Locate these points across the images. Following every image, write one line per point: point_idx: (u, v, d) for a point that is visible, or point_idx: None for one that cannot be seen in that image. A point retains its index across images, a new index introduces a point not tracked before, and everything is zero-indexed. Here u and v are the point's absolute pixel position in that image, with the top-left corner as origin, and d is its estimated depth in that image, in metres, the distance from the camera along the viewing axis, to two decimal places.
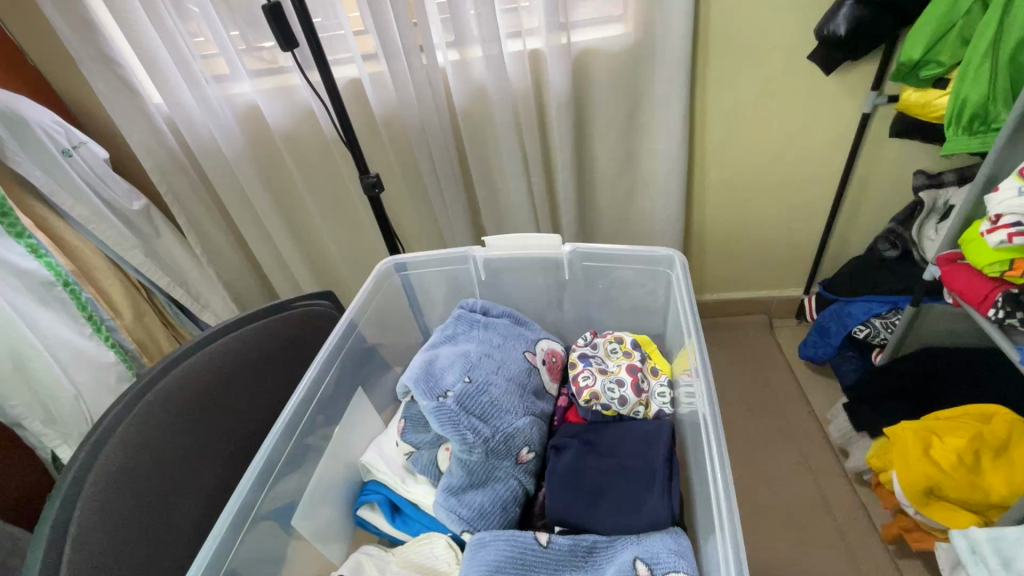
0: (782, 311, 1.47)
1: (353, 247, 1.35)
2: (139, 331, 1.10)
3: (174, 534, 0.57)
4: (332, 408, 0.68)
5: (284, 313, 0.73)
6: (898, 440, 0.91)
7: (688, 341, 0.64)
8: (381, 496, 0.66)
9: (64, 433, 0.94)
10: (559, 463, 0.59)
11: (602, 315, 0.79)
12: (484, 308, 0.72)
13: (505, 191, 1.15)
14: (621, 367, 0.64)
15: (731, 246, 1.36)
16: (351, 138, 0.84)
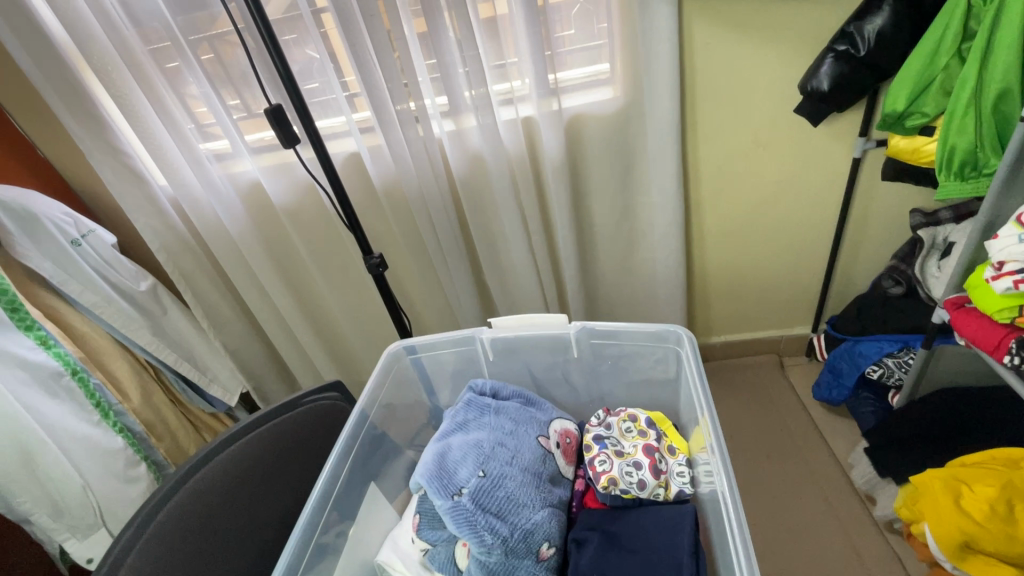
0: (792, 349, 1.45)
1: (359, 313, 1.35)
2: (147, 412, 1.08)
3: None
4: (347, 504, 0.68)
5: (296, 408, 0.72)
6: (927, 490, 0.89)
7: (703, 418, 0.66)
8: None
9: (71, 525, 0.92)
10: (580, 560, 0.61)
11: (612, 390, 0.82)
12: (495, 392, 0.76)
13: (506, 250, 1.16)
14: (638, 448, 0.68)
15: (735, 290, 1.36)
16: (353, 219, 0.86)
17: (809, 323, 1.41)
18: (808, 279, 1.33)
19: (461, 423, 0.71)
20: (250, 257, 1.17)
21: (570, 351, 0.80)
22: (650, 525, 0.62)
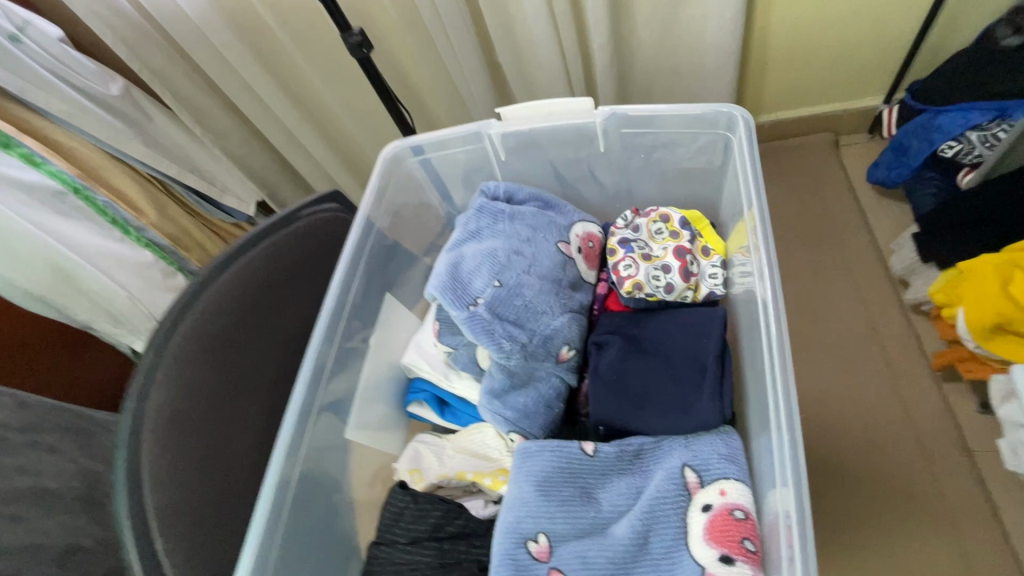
0: (849, 128, 1.27)
1: (360, 113, 1.22)
2: (167, 226, 1.05)
3: (236, 458, 0.61)
4: (366, 312, 0.69)
5: (294, 222, 0.70)
6: (974, 275, 0.84)
7: (745, 211, 0.59)
8: (426, 393, 0.71)
9: (130, 326, 0.98)
10: (601, 362, 0.63)
11: (644, 184, 0.73)
12: (509, 196, 0.71)
13: (521, 13, 0.94)
14: (668, 250, 0.65)
15: (795, 60, 1.13)
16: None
17: (882, 95, 1.19)
18: (893, 37, 1.07)
19: (481, 232, 0.67)
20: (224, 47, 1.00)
21: (597, 143, 0.70)
22: (685, 334, 0.62)
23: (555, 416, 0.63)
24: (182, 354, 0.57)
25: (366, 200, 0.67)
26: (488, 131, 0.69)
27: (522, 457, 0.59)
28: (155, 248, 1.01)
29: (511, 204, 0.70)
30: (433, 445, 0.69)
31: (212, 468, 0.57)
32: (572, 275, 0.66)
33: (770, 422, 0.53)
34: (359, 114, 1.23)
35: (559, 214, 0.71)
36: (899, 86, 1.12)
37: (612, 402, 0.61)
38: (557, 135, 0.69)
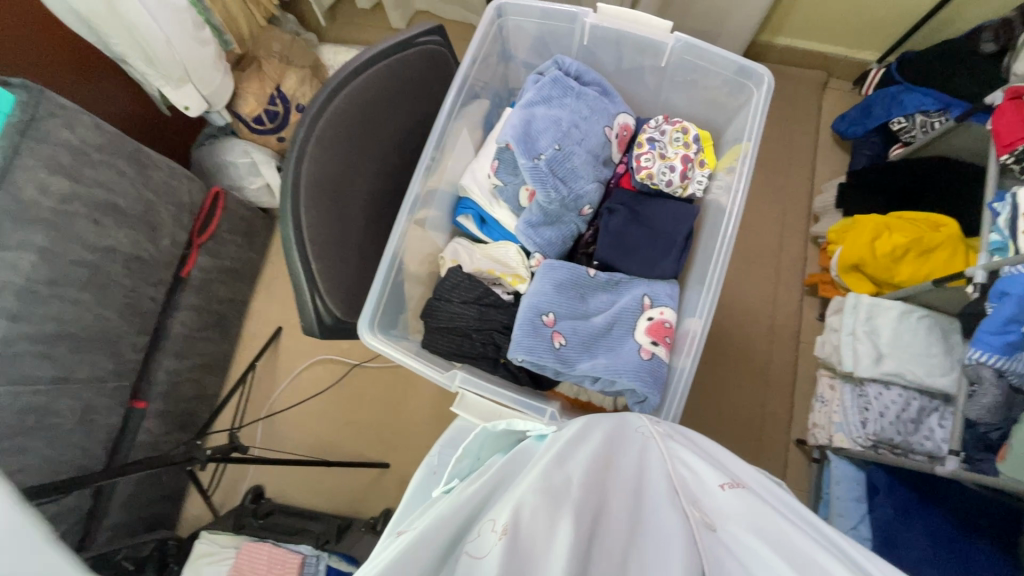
0: (843, 73, 1.57)
1: (463, 44, 1.66)
2: (230, 255, 1.37)
3: (207, 323, 1.33)
4: (444, 199, 0.87)
5: (408, 48, 0.75)
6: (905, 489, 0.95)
7: (745, 141, 0.74)
8: (473, 210, 0.88)
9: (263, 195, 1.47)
10: (534, 343, 0.70)
11: (678, 100, 0.83)
12: (577, 76, 0.80)
13: (826, 352, 1.26)
14: (678, 155, 0.79)
15: (791, 45, 1.52)
16: (655, 96, 0.84)
17: (879, 53, 1.47)
18: (892, 24, 1.38)
19: (566, 176, 0.77)
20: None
21: (659, 59, 0.78)
22: (632, 329, 0.73)
23: (557, 251, 0.82)
24: (207, 254, 1.28)
25: (550, 137, 0.77)
26: (680, 249, 0.77)
27: (526, 227, 0.80)
28: (263, 155, 1.41)
29: (556, 231, 0.80)
30: (466, 248, 0.86)
31: (242, 289, 1.46)
32: (608, 286, 0.77)
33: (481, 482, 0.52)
34: (412, 5, 1.66)
35: (623, 287, 0.77)
36: (894, 51, 1.42)
37: (522, 335, 0.71)
38: (632, 60, 0.81)
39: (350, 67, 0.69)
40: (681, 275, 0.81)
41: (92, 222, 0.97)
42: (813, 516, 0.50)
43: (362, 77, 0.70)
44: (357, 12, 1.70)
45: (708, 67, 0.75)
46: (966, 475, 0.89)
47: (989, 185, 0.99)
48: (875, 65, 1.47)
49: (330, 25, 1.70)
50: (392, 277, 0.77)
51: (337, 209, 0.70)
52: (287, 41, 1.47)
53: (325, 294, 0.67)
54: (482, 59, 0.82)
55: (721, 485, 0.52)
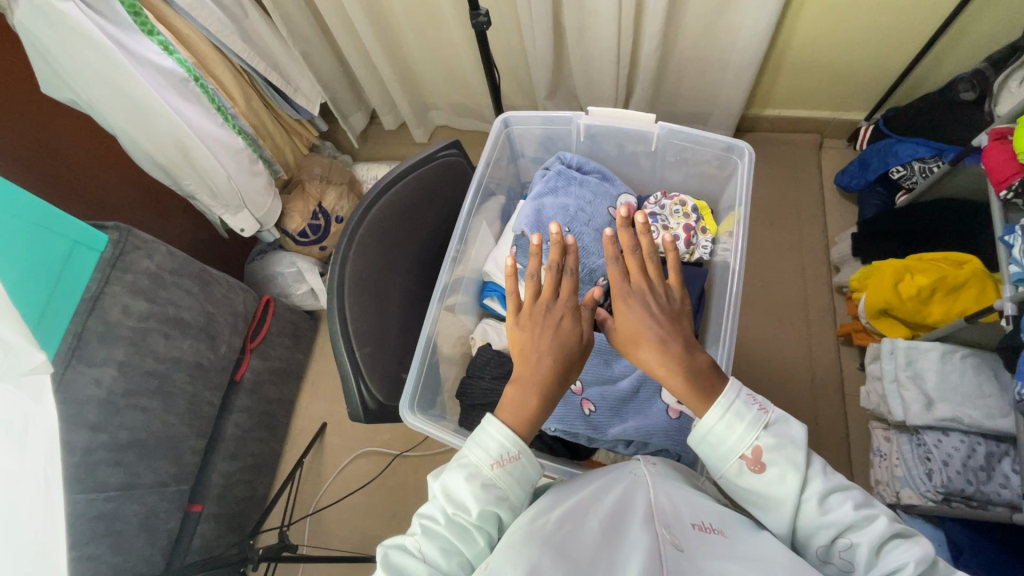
0: (836, 133, 1.66)
1: (478, 150, 1.85)
2: (278, 356, 1.47)
3: (257, 422, 1.41)
4: (470, 286, 0.95)
5: (430, 161, 0.87)
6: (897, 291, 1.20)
7: (738, 207, 0.81)
8: (498, 293, 0.95)
9: (308, 298, 1.60)
10: (565, 411, 0.73)
11: (673, 176, 0.91)
12: (578, 167, 0.91)
13: (872, 401, 1.22)
14: (680, 224, 0.86)
15: (781, 115, 1.64)
16: (651, 175, 0.93)
17: (865, 112, 1.57)
18: (872, 86, 1.48)
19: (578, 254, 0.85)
20: (370, 47, 1.51)
21: (649, 145, 0.87)
22: (658, 390, 0.76)
23: None
24: (257, 357, 1.38)
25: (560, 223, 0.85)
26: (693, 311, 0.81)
27: None
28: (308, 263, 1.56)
29: None
30: (495, 329, 0.93)
31: (288, 388, 1.55)
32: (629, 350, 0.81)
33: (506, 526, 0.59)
34: (432, 123, 1.89)
35: None
36: (878, 109, 1.51)
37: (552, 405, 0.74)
38: (625, 148, 0.90)
39: (382, 182, 0.81)
40: (700, 334, 0.84)
41: (163, 336, 1.09)
42: (786, 564, 0.48)
43: (392, 190, 0.82)
44: (385, 134, 1.94)
45: (695, 146, 0.84)
46: None
47: (996, 220, 1.01)
48: (863, 122, 1.56)
49: (362, 147, 1.93)
50: (428, 359, 0.83)
51: (375, 303, 0.78)
52: (326, 164, 1.68)
53: (369, 381, 0.74)
54: (494, 162, 0.94)
55: (692, 524, 0.52)
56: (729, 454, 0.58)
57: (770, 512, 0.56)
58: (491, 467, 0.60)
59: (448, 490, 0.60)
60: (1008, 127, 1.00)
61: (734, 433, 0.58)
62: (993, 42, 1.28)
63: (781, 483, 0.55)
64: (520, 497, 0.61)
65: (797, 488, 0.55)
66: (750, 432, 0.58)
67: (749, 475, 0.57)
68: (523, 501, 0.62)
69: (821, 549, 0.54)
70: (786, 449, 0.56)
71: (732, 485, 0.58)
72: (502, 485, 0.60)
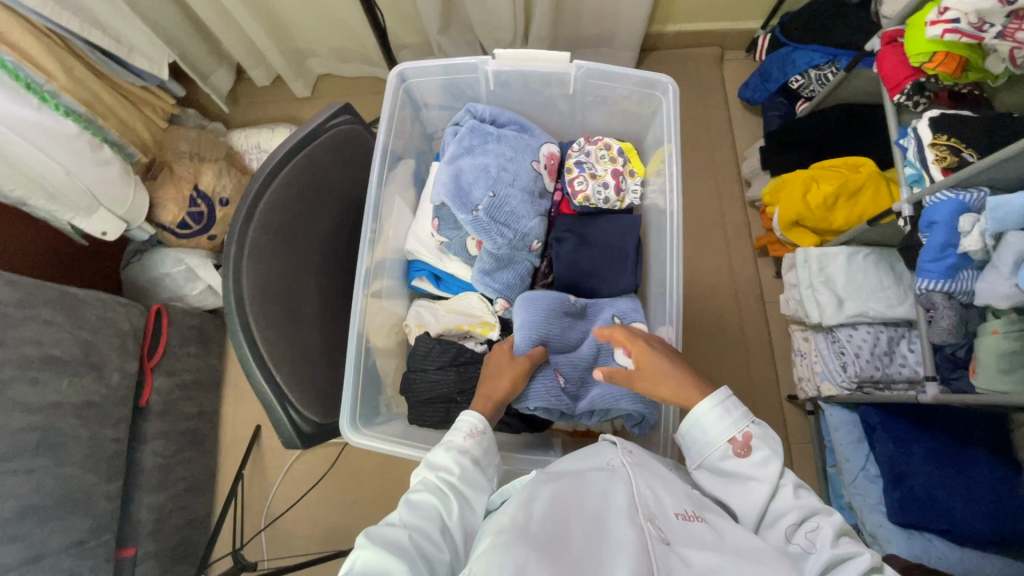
0: (735, 44, 1.65)
1: (372, 99, 1.65)
2: (186, 368, 1.30)
3: (179, 444, 1.26)
4: (392, 268, 0.86)
5: (318, 136, 0.73)
6: (803, 203, 1.26)
7: (664, 145, 0.77)
8: (426, 270, 0.87)
9: (208, 296, 1.41)
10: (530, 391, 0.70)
11: (594, 118, 0.85)
12: (492, 119, 0.81)
13: (790, 307, 1.31)
14: (608, 171, 0.81)
15: (682, 30, 1.59)
16: (571, 119, 0.86)
17: (761, 20, 1.56)
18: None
19: (507, 220, 0.78)
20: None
21: (565, 87, 0.79)
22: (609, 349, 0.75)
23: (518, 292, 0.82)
24: (161, 376, 1.22)
25: (483, 188, 0.77)
26: (634, 263, 0.78)
27: (482, 278, 0.80)
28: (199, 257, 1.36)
29: (509, 273, 0.81)
30: (429, 310, 0.86)
31: (208, 400, 1.39)
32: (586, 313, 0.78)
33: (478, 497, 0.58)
34: (312, 72, 1.65)
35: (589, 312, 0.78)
36: (773, 16, 1.50)
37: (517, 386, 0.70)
38: (538, 92, 0.82)
39: (264, 171, 0.67)
40: (641, 282, 0.83)
41: (30, 382, 0.91)
42: (770, 553, 0.48)
43: (281, 176, 0.68)
44: (258, 91, 1.67)
45: (614, 84, 0.77)
46: (939, 395, 0.94)
47: (890, 123, 1.06)
48: (760, 31, 1.55)
49: (234, 111, 1.66)
50: (363, 363, 0.74)
51: (287, 314, 0.67)
52: (194, 138, 1.42)
53: (299, 402, 0.66)
54: (395, 124, 0.82)
55: (677, 514, 0.50)
56: (720, 437, 0.61)
57: (746, 493, 0.58)
58: (467, 437, 0.62)
59: (423, 466, 0.59)
60: (898, 30, 1.02)
61: (730, 419, 0.61)
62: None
63: (764, 467, 0.58)
64: (489, 471, 0.62)
65: (778, 473, 0.58)
66: (742, 420, 0.61)
67: (736, 456, 0.60)
68: (493, 472, 0.63)
69: (787, 529, 0.55)
70: (774, 441, 0.60)
71: (718, 464, 0.61)
72: (477, 453, 0.61)
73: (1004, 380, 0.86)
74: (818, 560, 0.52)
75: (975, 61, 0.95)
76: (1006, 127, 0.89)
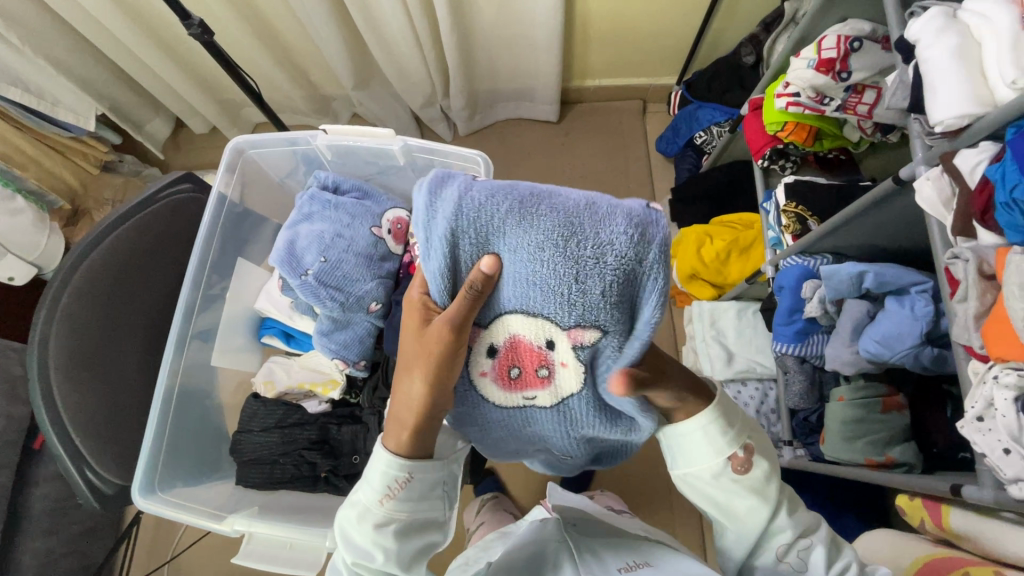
0: (656, 98, 1.70)
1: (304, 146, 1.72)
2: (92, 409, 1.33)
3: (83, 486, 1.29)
4: (233, 329, 0.88)
5: (150, 206, 0.77)
6: (693, 255, 1.28)
7: None
8: (277, 328, 0.91)
9: None
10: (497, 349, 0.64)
11: None
12: (335, 186, 0.85)
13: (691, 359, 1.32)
14: None
15: (601, 84, 1.65)
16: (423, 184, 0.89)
17: (676, 76, 1.61)
18: (675, 50, 1.52)
19: (340, 284, 0.80)
20: (135, 46, 1.33)
21: (401, 160, 0.83)
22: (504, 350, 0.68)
23: (361, 352, 0.84)
24: None
25: (313, 255, 0.79)
26: None
27: (321, 338, 0.82)
28: None
29: (346, 331, 0.83)
30: (282, 365, 0.90)
31: None
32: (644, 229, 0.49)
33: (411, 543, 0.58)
34: (249, 120, 1.72)
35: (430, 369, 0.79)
36: (685, 73, 1.55)
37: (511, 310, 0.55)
38: (381, 162, 0.86)
39: (85, 239, 0.70)
40: None
41: None
42: None
43: (104, 243, 0.71)
44: (198, 138, 1.75)
45: (444, 157, 0.80)
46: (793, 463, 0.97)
47: (758, 186, 1.08)
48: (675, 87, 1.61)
49: (174, 156, 1.73)
50: (172, 418, 0.76)
51: (102, 375, 0.70)
52: (118, 185, 1.52)
53: (98, 464, 0.67)
54: (241, 189, 0.86)
55: (621, 566, 0.60)
56: (718, 458, 0.58)
57: (744, 511, 0.58)
58: (382, 504, 0.56)
59: (346, 540, 0.57)
60: (761, 98, 1.05)
61: (728, 432, 0.58)
62: (766, 3, 1.34)
63: (763, 488, 0.57)
64: (430, 512, 0.58)
65: (774, 494, 0.57)
66: (739, 436, 0.59)
67: (735, 474, 0.58)
68: (437, 505, 0.59)
69: (781, 548, 0.58)
70: (767, 452, 0.60)
71: (716, 481, 0.58)
72: (400, 514, 0.56)
73: (848, 451, 0.86)
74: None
75: (827, 130, 0.98)
76: (848, 197, 0.91)
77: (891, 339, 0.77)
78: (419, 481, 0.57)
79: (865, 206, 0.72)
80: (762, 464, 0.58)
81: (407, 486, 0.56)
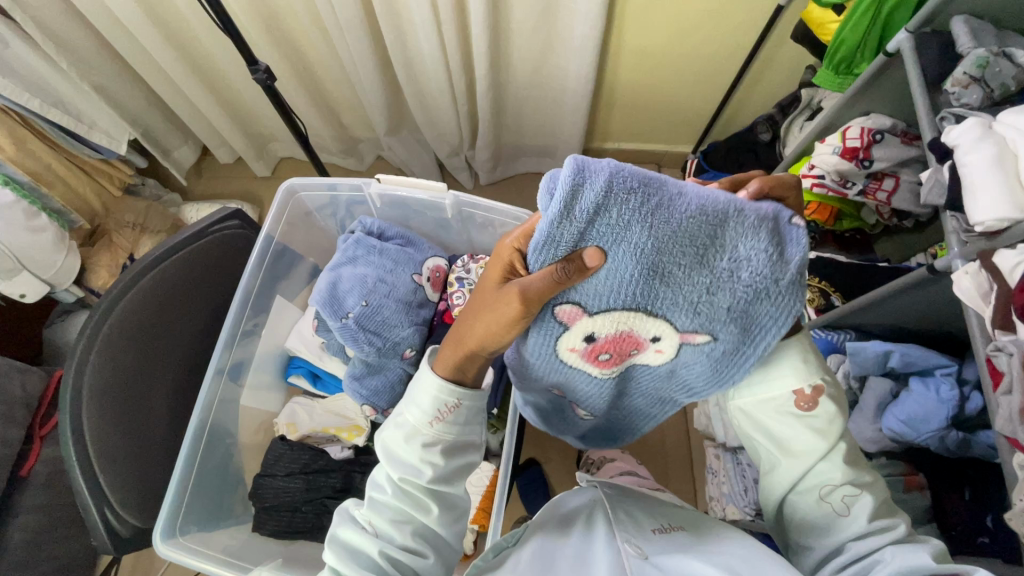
0: (671, 163, 1.77)
1: None
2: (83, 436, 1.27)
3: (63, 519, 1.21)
4: (263, 366, 0.87)
5: (200, 240, 0.77)
6: None
7: None
8: (304, 368, 0.90)
9: None
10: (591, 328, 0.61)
11: (481, 237, 0.90)
12: (379, 232, 0.86)
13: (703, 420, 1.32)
14: None
15: (620, 147, 1.72)
16: (463, 234, 0.91)
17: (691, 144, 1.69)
18: (693, 122, 1.60)
19: (378, 329, 0.80)
20: (179, 80, 1.37)
21: (447, 212, 0.85)
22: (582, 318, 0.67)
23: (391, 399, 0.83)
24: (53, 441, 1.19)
25: (355, 298, 0.80)
26: None
27: (352, 381, 0.81)
28: None
29: (378, 377, 0.82)
30: (305, 408, 0.88)
31: None
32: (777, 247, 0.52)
33: (453, 473, 0.57)
34: (275, 154, 1.75)
35: None
36: (701, 142, 1.63)
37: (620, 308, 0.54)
38: (426, 211, 0.88)
39: (134, 269, 0.70)
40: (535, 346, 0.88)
41: None
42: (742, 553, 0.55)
43: (150, 276, 0.71)
44: (222, 167, 1.77)
45: (490, 211, 0.83)
46: None
47: None
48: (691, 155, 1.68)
49: (196, 183, 1.75)
50: (199, 460, 0.74)
51: (133, 409, 0.68)
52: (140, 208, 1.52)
53: (119, 507, 0.64)
54: (285, 229, 0.87)
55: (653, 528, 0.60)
56: (782, 390, 0.58)
57: (799, 446, 0.57)
58: (432, 425, 0.55)
59: (390, 456, 0.56)
60: (783, 175, 1.11)
61: (798, 365, 0.58)
62: (781, 86, 1.43)
63: (825, 428, 0.57)
64: (473, 437, 0.58)
65: (834, 433, 0.57)
66: (812, 374, 0.58)
67: (797, 409, 0.57)
68: (478, 431, 0.59)
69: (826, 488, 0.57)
70: (837, 399, 0.58)
71: (777, 415, 0.58)
72: (449, 435, 0.56)
73: None
74: (853, 523, 0.55)
75: (847, 211, 1.03)
76: (870, 278, 0.95)
77: (916, 421, 0.79)
78: (470, 403, 0.57)
79: (896, 290, 0.75)
80: (826, 402, 0.57)
81: (457, 407, 0.57)
